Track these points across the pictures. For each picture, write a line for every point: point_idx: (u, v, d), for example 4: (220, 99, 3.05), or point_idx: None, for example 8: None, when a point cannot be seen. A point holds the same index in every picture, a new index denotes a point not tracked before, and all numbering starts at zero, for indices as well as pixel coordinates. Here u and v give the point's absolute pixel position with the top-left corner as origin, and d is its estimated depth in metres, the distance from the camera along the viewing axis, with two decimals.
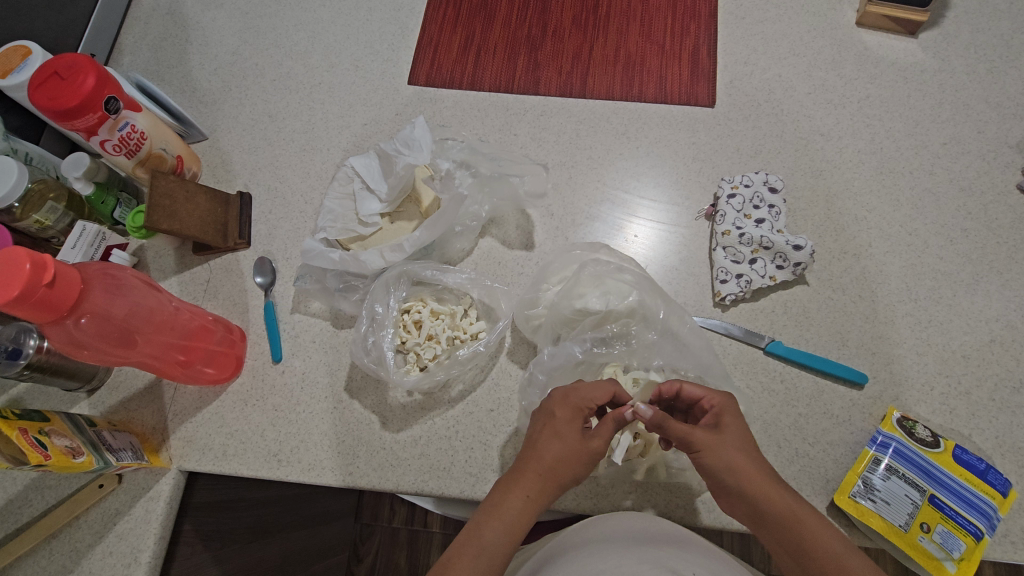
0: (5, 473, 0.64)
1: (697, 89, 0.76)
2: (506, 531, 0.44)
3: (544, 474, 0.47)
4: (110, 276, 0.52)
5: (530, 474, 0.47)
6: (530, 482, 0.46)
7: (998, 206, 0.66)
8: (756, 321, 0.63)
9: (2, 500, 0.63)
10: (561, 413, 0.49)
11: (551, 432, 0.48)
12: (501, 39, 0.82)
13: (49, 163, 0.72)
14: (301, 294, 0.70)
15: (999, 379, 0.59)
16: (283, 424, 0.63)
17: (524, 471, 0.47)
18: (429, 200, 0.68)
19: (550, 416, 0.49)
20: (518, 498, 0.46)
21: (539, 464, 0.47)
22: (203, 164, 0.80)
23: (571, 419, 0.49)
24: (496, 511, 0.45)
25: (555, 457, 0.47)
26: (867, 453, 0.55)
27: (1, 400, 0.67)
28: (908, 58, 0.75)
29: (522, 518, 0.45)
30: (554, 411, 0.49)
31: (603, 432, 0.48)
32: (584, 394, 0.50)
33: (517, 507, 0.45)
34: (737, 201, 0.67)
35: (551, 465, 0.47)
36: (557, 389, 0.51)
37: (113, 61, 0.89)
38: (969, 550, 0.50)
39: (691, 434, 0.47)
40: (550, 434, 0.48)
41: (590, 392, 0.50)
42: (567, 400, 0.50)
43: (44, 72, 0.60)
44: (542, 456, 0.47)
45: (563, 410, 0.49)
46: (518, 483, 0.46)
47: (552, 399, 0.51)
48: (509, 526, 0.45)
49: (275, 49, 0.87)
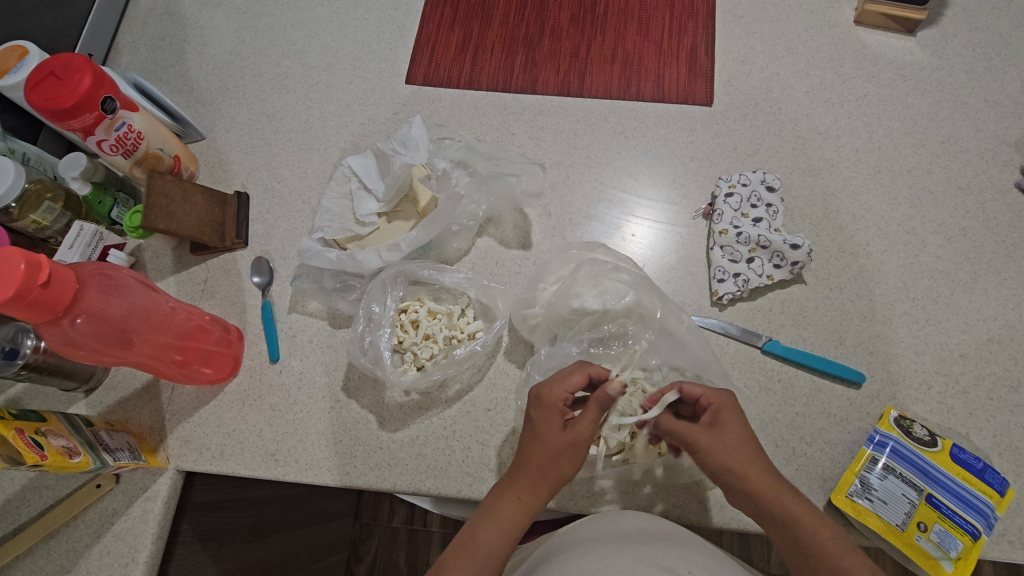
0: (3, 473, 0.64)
1: (694, 88, 0.75)
2: (498, 534, 0.45)
3: (532, 477, 0.46)
4: (106, 276, 0.52)
5: (522, 478, 0.47)
6: (519, 486, 0.46)
7: (996, 205, 0.66)
8: (754, 320, 0.63)
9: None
10: (541, 412, 0.48)
11: (535, 434, 0.48)
12: (499, 38, 0.82)
13: (46, 163, 0.72)
14: (298, 294, 0.69)
15: (997, 378, 0.59)
16: (281, 424, 0.63)
17: (513, 474, 0.47)
18: (426, 199, 0.67)
19: (532, 419, 0.49)
20: (509, 501, 0.46)
21: (528, 468, 0.47)
22: (201, 164, 0.80)
23: (553, 419, 0.48)
24: (491, 516, 0.45)
25: (543, 459, 0.47)
26: (864, 453, 0.55)
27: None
28: (906, 56, 0.75)
29: (515, 520, 0.45)
30: (534, 413, 0.49)
31: (586, 420, 0.47)
32: (558, 390, 0.49)
33: (509, 510, 0.46)
34: (734, 200, 0.67)
35: (540, 467, 0.47)
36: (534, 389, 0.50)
37: (111, 60, 0.89)
38: (966, 549, 0.50)
39: (686, 433, 0.48)
40: (534, 437, 0.48)
41: (567, 387, 0.49)
42: (544, 397, 0.49)
43: (40, 72, 0.60)
44: (529, 459, 0.47)
45: (542, 412, 0.48)
46: (512, 487, 0.47)
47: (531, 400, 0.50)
48: (502, 530, 0.45)
49: (273, 49, 0.87)
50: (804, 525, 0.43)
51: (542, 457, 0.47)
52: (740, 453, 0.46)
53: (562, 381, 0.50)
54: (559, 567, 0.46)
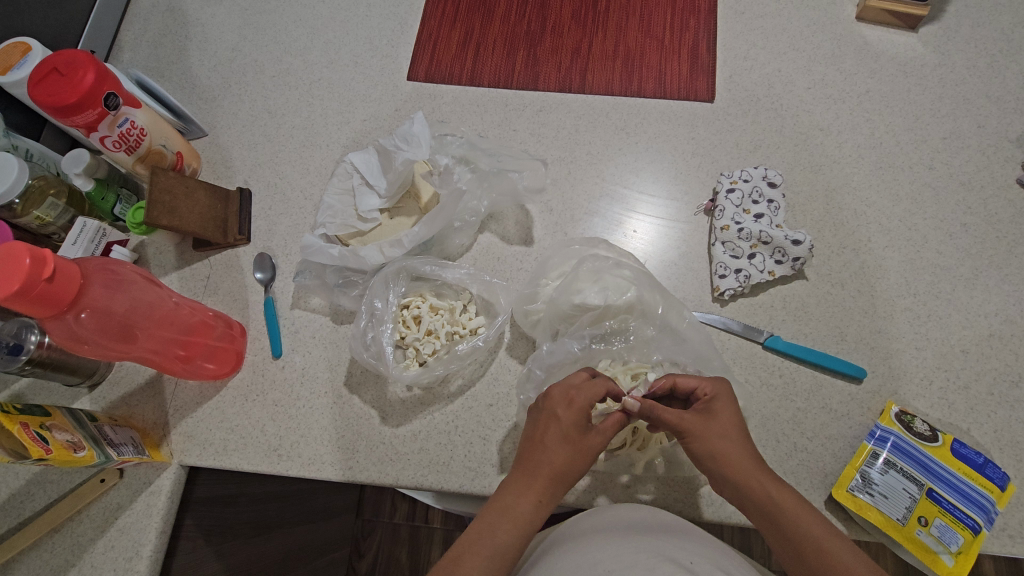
0: (8, 468, 0.64)
1: (696, 84, 0.75)
2: (514, 534, 0.44)
3: (552, 478, 0.47)
4: (111, 271, 0.53)
5: (542, 478, 0.47)
6: (536, 485, 0.46)
7: (997, 200, 0.66)
8: (756, 316, 0.63)
9: (4, 495, 0.63)
10: (566, 415, 0.48)
11: (559, 433, 0.48)
12: (500, 35, 0.82)
13: (49, 159, 0.72)
14: (301, 290, 0.70)
15: (998, 373, 0.59)
16: (283, 419, 0.64)
17: (530, 473, 0.47)
18: (429, 196, 0.68)
19: (556, 418, 0.48)
20: (524, 502, 0.46)
21: (550, 468, 0.47)
22: (203, 160, 0.81)
23: (579, 420, 0.48)
24: (509, 514, 0.45)
25: (562, 461, 0.47)
26: (865, 447, 0.55)
27: (3, 396, 0.67)
28: (908, 52, 0.75)
29: (530, 519, 0.45)
30: (559, 412, 0.48)
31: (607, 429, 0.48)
32: (580, 396, 0.49)
33: (523, 510, 0.45)
34: (736, 195, 0.67)
35: (556, 467, 0.47)
36: (555, 387, 0.50)
37: (113, 58, 0.90)
38: (967, 543, 0.50)
39: (681, 422, 0.48)
40: (558, 435, 0.48)
41: (587, 392, 0.50)
42: (567, 399, 0.49)
43: (44, 69, 0.60)
44: (550, 459, 0.47)
45: (569, 412, 0.48)
46: (531, 487, 0.46)
47: (554, 397, 0.50)
48: (517, 530, 0.45)
49: (275, 45, 0.87)
50: (790, 515, 0.43)
51: (562, 459, 0.47)
52: (732, 442, 0.47)
53: (581, 387, 0.50)
54: (561, 557, 0.46)
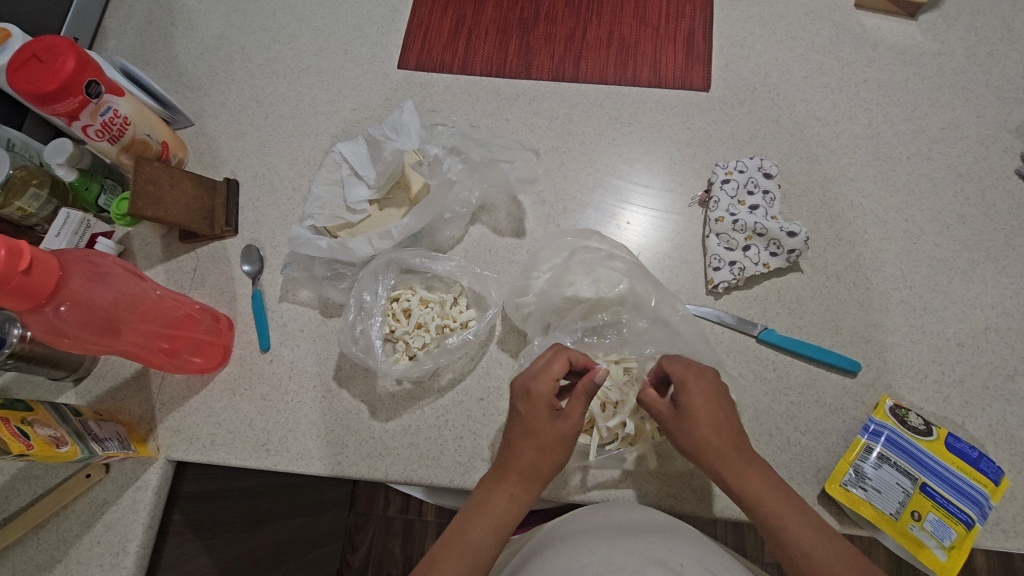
0: None
1: (691, 73, 0.74)
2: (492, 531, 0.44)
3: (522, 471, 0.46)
4: (91, 263, 0.52)
5: (511, 475, 0.46)
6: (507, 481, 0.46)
7: (995, 191, 0.65)
8: (749, 309, 0.62)
9: None
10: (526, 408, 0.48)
11: (522, 430, 0.47)
12: (493, 22, 0.80)
13: (32, 149, 0.70)
14: (289, 283, 0.69)
15: (993, 366, 0.58)
16: (271, 413, 0.63)
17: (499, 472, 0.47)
18: (418, 186, 0.67)
19: (518, 413, 0.48)
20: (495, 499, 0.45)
21: (519, 464, 0.46)
22: (189, 150, 0.79)
23: (543, 412, 0.47)
24: (480, 511, 0.45)
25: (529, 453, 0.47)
26: (859, 442, 0.55)
27: None
28: (907, 41, 0.74)
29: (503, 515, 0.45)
30: (520, 408, 0.48)
31: (576, 410, 0.47)
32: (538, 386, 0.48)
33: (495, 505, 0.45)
34: (731, 186, 0.66)
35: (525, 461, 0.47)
36: (517, 380, 0.49)
37: (97, 45, 0.88)
38: (960, 538, 0.50)
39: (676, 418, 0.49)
40: (522, 430, 0.47)
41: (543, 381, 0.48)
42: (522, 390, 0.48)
43: (22, 55, 0.58)
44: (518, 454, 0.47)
45: (531, 407, 0.47)
46: (501, 483, 0.46)
47: (515, 392, 0.49)
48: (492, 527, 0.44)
49: (263, 33, 0.86)
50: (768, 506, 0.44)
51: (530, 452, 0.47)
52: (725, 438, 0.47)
53: (538, 376, 0.49)
54: (549, 558, 0.45)
